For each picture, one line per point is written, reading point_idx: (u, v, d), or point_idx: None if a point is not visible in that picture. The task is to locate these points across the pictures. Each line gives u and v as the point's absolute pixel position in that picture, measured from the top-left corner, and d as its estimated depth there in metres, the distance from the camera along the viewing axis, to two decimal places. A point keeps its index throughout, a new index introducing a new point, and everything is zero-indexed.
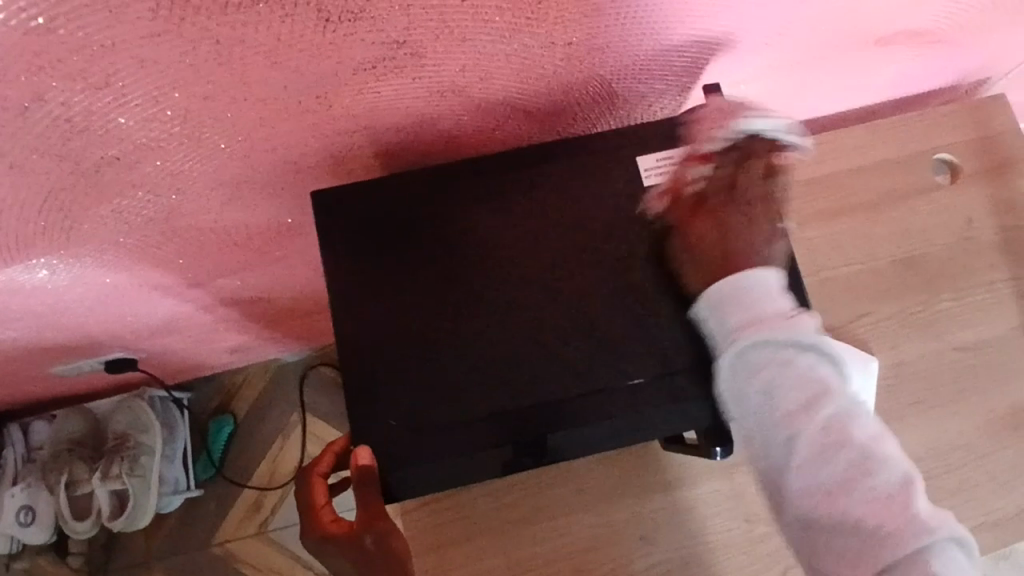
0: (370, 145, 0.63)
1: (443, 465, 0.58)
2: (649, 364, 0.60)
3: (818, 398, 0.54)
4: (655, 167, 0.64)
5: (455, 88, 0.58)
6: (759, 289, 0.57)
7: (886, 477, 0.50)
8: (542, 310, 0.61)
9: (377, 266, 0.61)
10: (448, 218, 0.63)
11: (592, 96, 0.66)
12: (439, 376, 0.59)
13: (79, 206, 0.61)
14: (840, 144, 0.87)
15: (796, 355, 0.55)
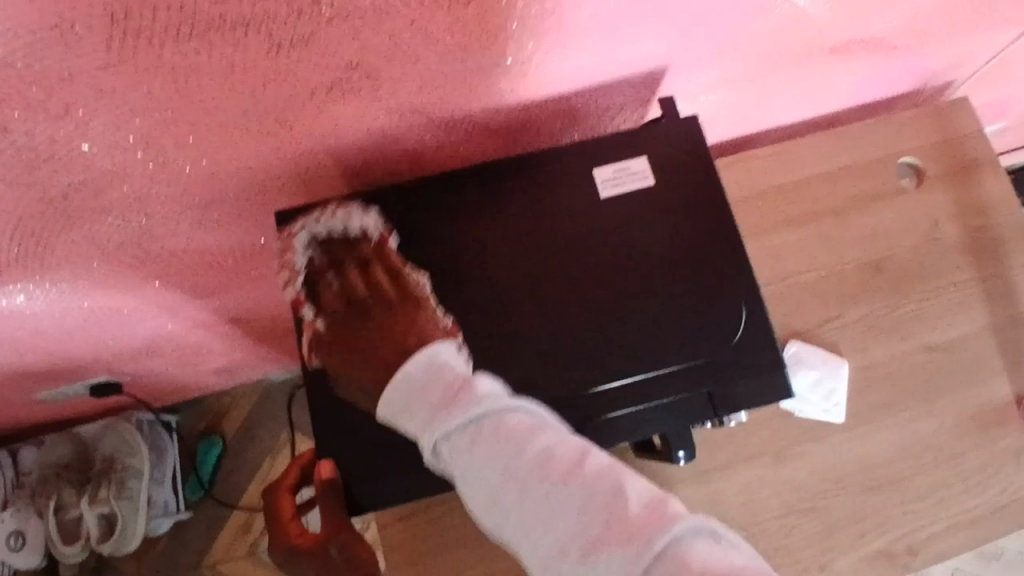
0: (335, 164, 0.65)
1: (411, 476, 0.59)
2: (613, 371, 0.60)
3: (532, 440, 0.45)
4: (612, 178, 0.64)
5: (413, 107, 0.60)
6: (427, 368, 0.51)
7: (605, 489, 0.42)
8: (504, 322, 0.62)
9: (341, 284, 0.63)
10: (413, 234, 0.64)
11: (551, 111, 0.67)
12: None
13: (50, 232, 0.63)
14: (806, 150, 0.88)
15: (478, 423, 0.46)
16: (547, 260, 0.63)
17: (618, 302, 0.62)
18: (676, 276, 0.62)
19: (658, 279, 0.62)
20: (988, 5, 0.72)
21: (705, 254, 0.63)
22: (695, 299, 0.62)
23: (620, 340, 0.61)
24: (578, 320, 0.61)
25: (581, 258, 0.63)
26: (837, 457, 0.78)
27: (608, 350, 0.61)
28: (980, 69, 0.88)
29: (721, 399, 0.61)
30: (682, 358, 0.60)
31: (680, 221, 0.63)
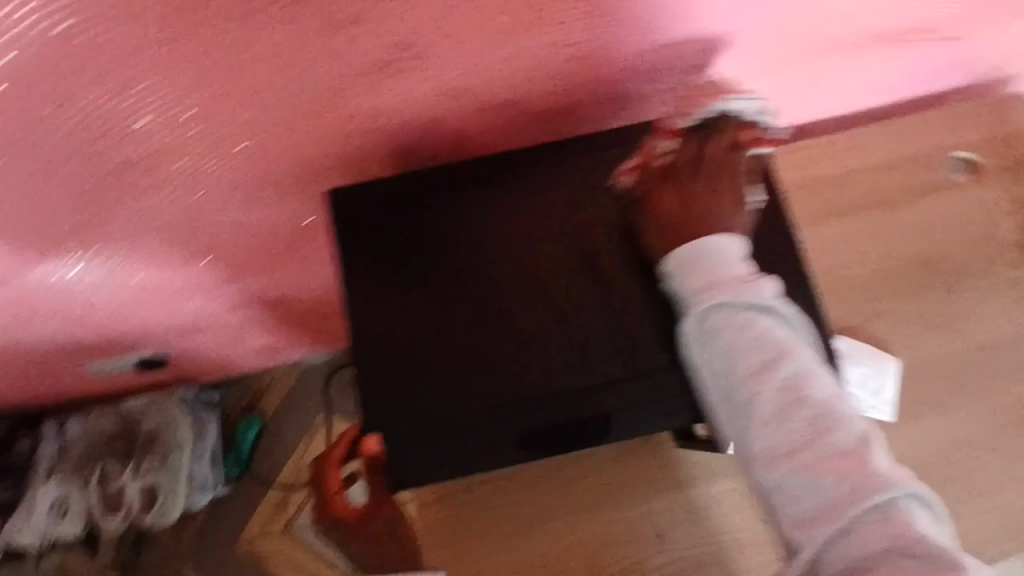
0: (382, 146, 0.65)
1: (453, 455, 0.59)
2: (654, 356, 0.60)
3: (779, 361, 0.52)
4: (659, 164, 0.63)
5: (461, 90, 0.60)
6: (718, 252, 0.57)
7: (846, 434, 0.49)
8: (548, 304, 0.62)
9: (386, 262, 0.63)
10: (456, 218, 0.65)
11: (598, 97, 0.67)
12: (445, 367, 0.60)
13: (106, 205, 0.65)
14: (855, 142, 0.87)
15: (754, 321, 0.54)
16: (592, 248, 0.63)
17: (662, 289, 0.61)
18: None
19: None
20: None
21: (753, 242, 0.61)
22: None
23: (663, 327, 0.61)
24: (620, 307, 0.61)
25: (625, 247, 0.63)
26: None
27: (649, 336, 0.61)
28: None
29: None
30: None
31: (728, 209, 0.62)
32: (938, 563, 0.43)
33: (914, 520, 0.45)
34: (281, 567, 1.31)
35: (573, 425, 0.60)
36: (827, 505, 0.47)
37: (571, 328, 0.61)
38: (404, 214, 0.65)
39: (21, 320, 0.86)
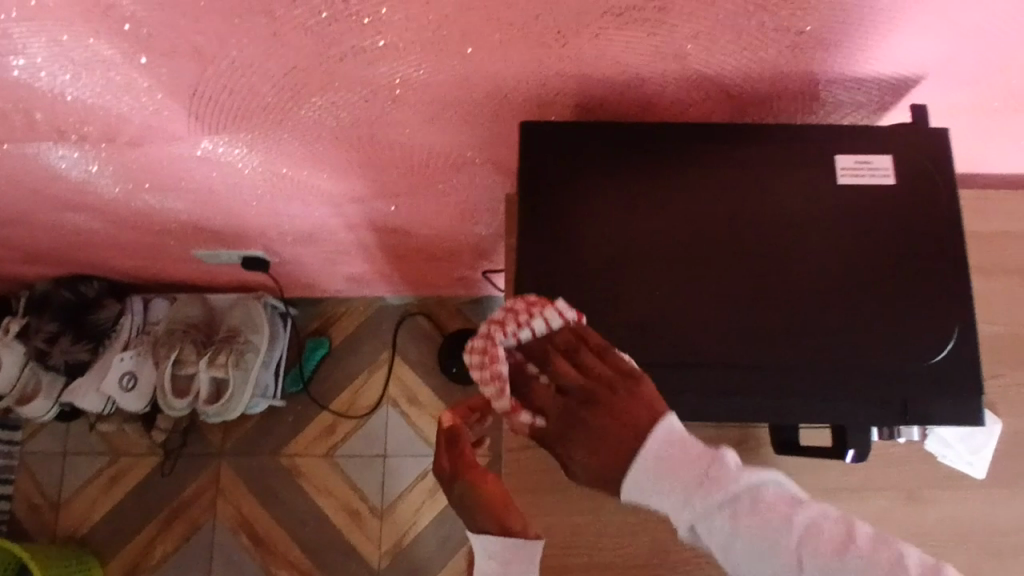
0: (576, 93, 0.67)
1: None
2: (801, 350, 0.61)
3: (807, 518, 0.44)
4: (852, 168, 0.64)
5: (679, 54, 0.61)
6: (658, 435, 0.48)
7: (832, 520, 0.44)
8: (705, 277, 0.63)
9: (558, 201, 0.65)
10: (631, 174, 0.65)
11: (795, 93, 0.68)
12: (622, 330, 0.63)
13: (307, 90, 0.68)
14: (1010, 205, 0.85)
15: (762, 492, 0.45)
16: (763, 236, 0.63)
17: (826, 291, 0.62)
18: (889, 278, 0.62)
19: (873, 279, 0.62)
20: None
21: (924, 267, 0.62)
22: (903, 308, 0.61)
23: (819, 326, 0.61)
24: (781, 298, 0.62)
25: (797, 242, 0.63)
26: (969, 513, 0.77)
27: (803, 331, 0.61)
28: None
29: (911, 411, 0.60)
30: (879, 359, 0.60)
31: (904, 230, 0.63)
32: None
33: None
34: (316, 488, 1.34)
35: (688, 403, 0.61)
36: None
37: (731, 306, 0.62)
38: (582, 160, 0.66)
39: (169, 186, 0.90)
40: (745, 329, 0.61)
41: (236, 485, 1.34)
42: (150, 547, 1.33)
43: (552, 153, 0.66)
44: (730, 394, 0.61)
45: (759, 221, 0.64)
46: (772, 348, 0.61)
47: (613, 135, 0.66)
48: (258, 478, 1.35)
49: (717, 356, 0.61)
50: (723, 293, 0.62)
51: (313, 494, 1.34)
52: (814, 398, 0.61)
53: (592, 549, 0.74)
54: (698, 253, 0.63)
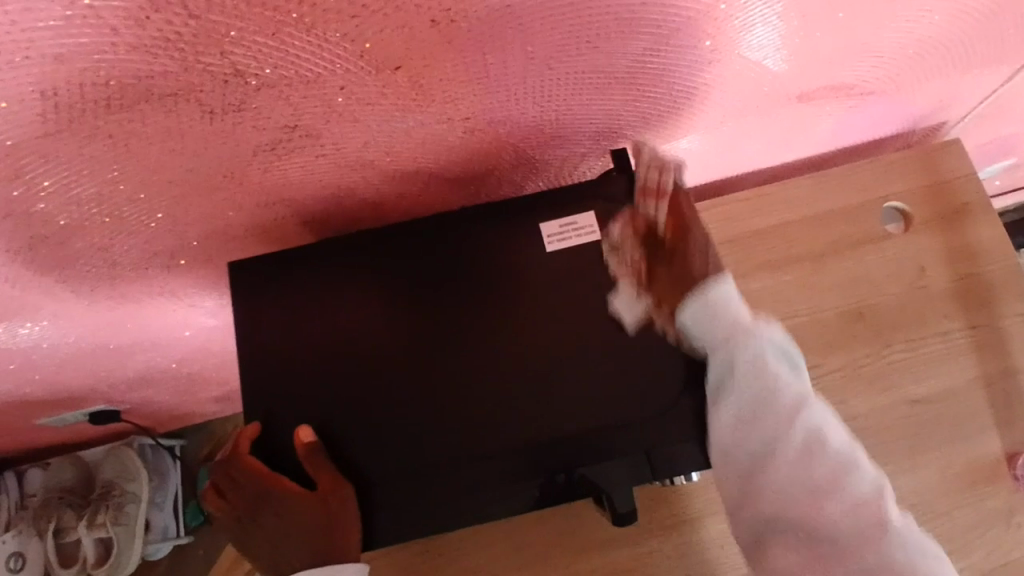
0: (295, 216, 0.66)
1: (390, 515, 0.59)
2: (550, 417, 0.61)
3: (800, 401, 0.58)
4: (559, 232, 0.65)
5: (365, 162, 0.60)
6: (726, 299, 0.61)
7: (851, 470, 0.56)
8: (450, 362, 0.62)
9: (285, 330, 0.62)
10: (362, 280, 0.64)
11: (512, 162, 0.68)
12: (377, 427, 0.60)
13: (23, 280, 0.65)
14: (785, 196, 0.87)
15: (769, 359, 0.59)
16: (499, 312, 0.64)
17: (564, 353, 0.62)
18: (620, 328, 0.63)
19: (605, 336, 0.62)
20: (955, 46, 0.71)
21: (650, 311, 0.63)
22: (639, 355, 0.62)
23: (562, 387, 0.61)
24: (525, 368, 0.62)
25: (528, 312, 0.63)
26: None
27: (552, 396, 0.61)
28: (973, 110, 0.87)
29: (657, 461, 0.60)
30: (623, 411, 0.61)
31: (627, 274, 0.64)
32: (913, 527, 0.54)
33: (927, 554, 0.53)
34: None
35: (447, 501, 0.59)
36: (844, 533, 0.54)
37: (480, 383, 0.62)
38: (308, 281, 0.64)
39: None
40: (494, 412, 0.61)
41: None
42: None
43: (274, 283, 0.64)
44: (492, 484, 0.59)
45: (494, 301, 0.64)
46: (526, 427, 0.60)
47: (335, 250, 0.65)
48: None
49: (472, 448, 0.60)
50: (472, 374, 0.62)
51: None
52: (576, 468, 0.60)
53: None
54: (437, 346, 0.63)
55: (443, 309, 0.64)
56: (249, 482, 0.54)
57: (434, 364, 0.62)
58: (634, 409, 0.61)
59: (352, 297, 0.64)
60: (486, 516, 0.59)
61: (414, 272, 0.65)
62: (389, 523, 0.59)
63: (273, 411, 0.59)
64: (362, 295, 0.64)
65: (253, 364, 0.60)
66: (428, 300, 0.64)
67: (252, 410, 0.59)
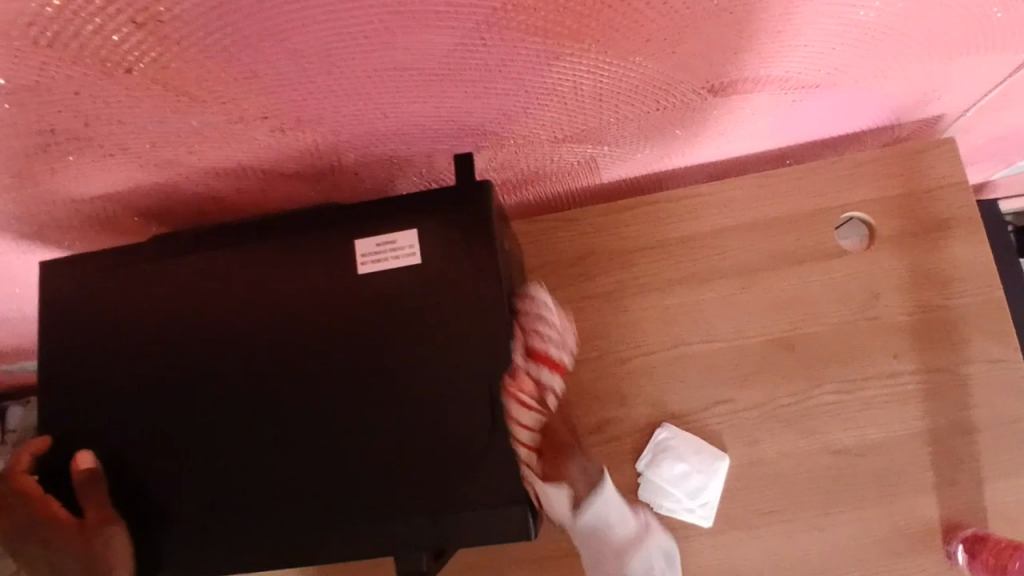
0: (128, 208, 0.62)
1: (159, 549, 0.55)
2: (339, 462, 0.54)
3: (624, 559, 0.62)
4: (374, 252, 0.56)
5: (168, 160, 0.54)
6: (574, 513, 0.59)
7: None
8: (246, 387, 0.56)
9: (88, 337, 0.58)
10: (171, 284, 0.58)
11: (359, 160, 0.60)
12: (163, 450, 0.56)
13: None
14: (725, 196, 0.74)
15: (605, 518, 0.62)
16: (304, 334, 0.56)
17: (365, 390, 0.55)
18: (434, 368, 0.54)
19: (416, 373, 0.54)
20: (920, 37, 0.55)
21: (468, 351, 0.54)
22: (447, 401, 0.54)
23: (355, 430, 0.55)
24: (322, 403, 0.55)
25: (335, 337, 0.56)
26: (697, 564, 0.68)
27: (344, 439, 0.55)
28: (974, 105, 0.70)
29: (443, 526, 0.53)
30: (417, 463, 0.53)
31: (452, 303, 0.54)
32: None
33: None
34: None
35: (220, 540, 0.55)
36: None
37: (273, 413, 0.56)
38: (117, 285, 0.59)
39: None
40: (287, 447, 0.55)
41: None
42: None
43: (84, 283, 0.59)
44: (277, 524, 0.54)
45: (301, 320, 0.56)
46: (319, 467, 0.55)
47: (148, 251, 0.59)
48: None
49: (262, 482, 0.55)
50: (266, 403, 0.56)
51: None
52: (359, 522, 0.53)
53: None
54: (239, 366, 0.57)
55: (251, 330, 0.57)
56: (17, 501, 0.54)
57: (229, 387, 0.56)
58: (429, 463, 0.53)
59: (159, 308, 0.58)
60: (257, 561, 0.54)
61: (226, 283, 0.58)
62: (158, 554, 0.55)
63: (69, 422, 0.57)
64: (171, 305, 0.58)
65: (53, 372, 0.58)
66: (236, 314, 0.57)
67: (46, 422, 0.57)
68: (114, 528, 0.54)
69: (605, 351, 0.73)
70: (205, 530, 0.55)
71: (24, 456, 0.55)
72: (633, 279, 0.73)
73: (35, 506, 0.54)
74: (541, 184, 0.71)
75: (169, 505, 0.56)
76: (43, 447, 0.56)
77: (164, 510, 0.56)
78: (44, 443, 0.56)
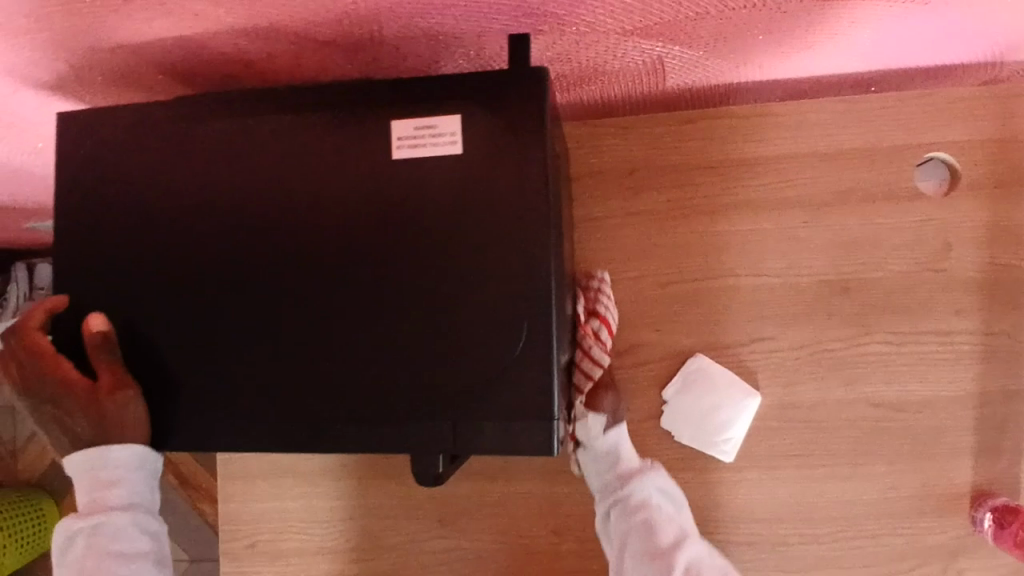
0: (152, 62, 0.58)
1: (163, 424, 0.52)
2: (357, 356, 0.51)
3: (668, 548, 0.62)
4: (411, 137, 0.51)
5: (194, 10, 0.50)
6: (623, 516, 0.63)
7: None
8: (265, 267, 0.52)
9: (102, 195, 0.55)
10: (191, 149, 0.54)
11: (402, 32, 0.54)
12: (170, 324, 0.53)
13: None
14: (797, 119, 0.67)
15: (647, 522, 0.62)
16: (331, 216, 0.52)
17: (391, 283, 0.51)
18: (466, 268, 0.50)
19: (446, 272, 0.50)
20: None
21: (508, 255, 0.49)
22: (479, 305, 0.49)
23: (377, 324, 0.51)
24: (344, 292, 0.51)
25: (363, 223, 0.51)
26: (711, 498, 0.67)
27: (364, 333, 0.51)
28: None
29: (463, 435, 0.50)
30: (440, 368, 0.50)
31: (493, 200, 0.49)
32: None
33: None
34: None
35: (225, 424, 0.52)
36: None
37: (291, 298, 0.52)
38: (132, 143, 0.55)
39: None
40: (305, 335, 0.52)
41: None
42: None
43: (98, 138, 0.55)
44: (291, 414, 0.51)
45: (331, 204, 0.52)
46: (335, 361, 0.51)
47: (165, 110, 0.55)
48: None
49: (273, 370, 0.52)
50: (284, 286, 0.52)
51: None
52: (374, 421, 0.51)
53: (294, 535, 0.72)
54: (261, 246, 0.53)
55: (276, 206, 0.53)
56: (31, 360, 0.52)
57: (247, 265, 0.53)
58: (454, 368, 0.50)
59: (178, 172, 0.54)
60: (265, 448, 0.52)
61: (251, 155, 0.53)
62: (162, 429, 0.53)
63: (81, 284, 0.54)
64: (190, 170, 0.54)
65: (65, 229, 0.55)
66: (257, 187, 0.53)
67: (58, 280, 0.54)
68: (127, 394, 0.51)
69: (644, 273, 0.68)
70: (210, 413, 0.52)
71: (39, 313, 0.52)
72: (683, 200, 0.68)
73: (47, 366, 0.51)
74: (598, 82, 0.64)
75: (175, 382, 0.52)
76: (58, 306, 0.53)
77: (169, 388, 0.52)
78: (60, 303, 0.53)
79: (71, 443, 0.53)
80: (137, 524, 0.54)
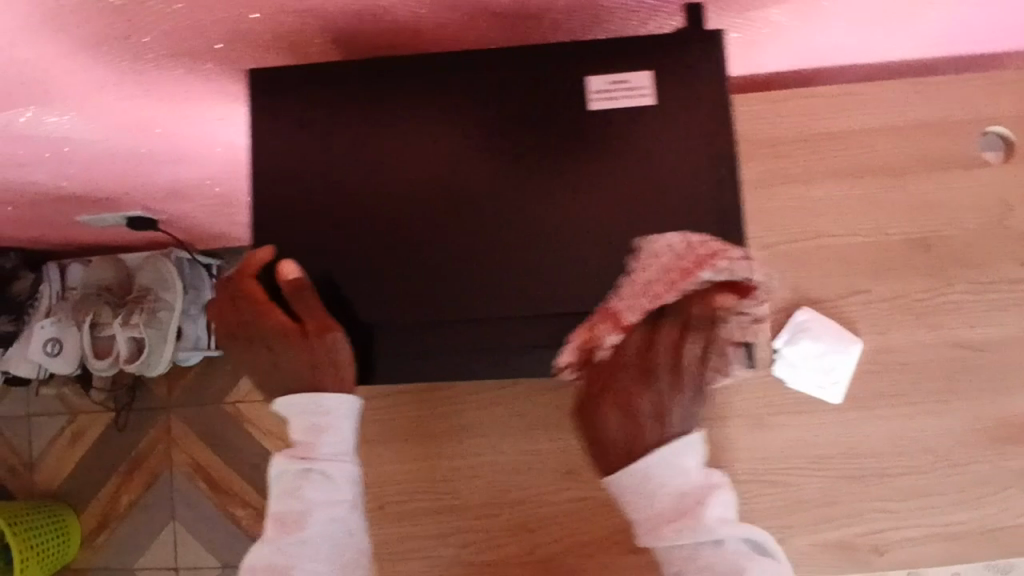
0: (325, 30, 0.62)
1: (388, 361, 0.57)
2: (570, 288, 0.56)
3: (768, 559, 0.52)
4: (605, 89, 0.56)
5: None
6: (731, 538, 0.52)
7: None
8: (474, 210, 0.57)
9: (305, 153, 0.59)
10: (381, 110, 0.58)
11: (570, 4, 0.60)
12: (387, 267, 0.57)
13: (51, 60, 0.63)
14: (878, 97, 0.76)
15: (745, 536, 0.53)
16: (536, 162, 0.57)
17: (600, 220, 0.56)
18: (668, 206, 0.56)
19: (648, 211, 0.56)
20: None
21: (705, 195, 0.56)
22: (683, 238, 0.56)
23: (588, 257, 0.56)
24: (552, 231, 0.56)
25: (569, 169, 0.57)
26: (821, 438, 0.73)
27: (574, 266, 0.56)
28: None
29: None
30: None
31: (685, 148, 0.56)
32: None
33: None
34: (261, 432, 1.30)
35: (447, 356, 0.57)
36: None
37: (499, 238, 0.57)
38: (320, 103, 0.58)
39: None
40: (513, 274, 0.56)
41: (186, 435, 1.32)
42: (116, 495, 1.34)
43: (295, 99, 0.59)
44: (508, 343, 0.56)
45: (532, 155, 0.57)
46: (547, 292, 0.56)
47: (353, 71, 0.58)
48: (203, 427, 1.32)
49: (489, 303, 0.56)
50: (492, 227, 0.57)
51: (258, 439, 1.31)
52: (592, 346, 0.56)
53: (422, 496, 0.75)
54: (470, 194, 0.57)
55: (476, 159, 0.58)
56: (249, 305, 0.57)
57: (457, 210, 0.57)
58: None
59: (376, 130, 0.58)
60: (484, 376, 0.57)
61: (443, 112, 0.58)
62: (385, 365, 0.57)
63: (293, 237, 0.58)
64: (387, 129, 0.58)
65: (263, 186, 0.59)
66: (458, 139, 0.58)
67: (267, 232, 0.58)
68: (334, 337, 0.56)
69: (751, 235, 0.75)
70: (432, 346, 0.57)
71: (250, 264, 0.57)
72: (781, 169, 0.76)
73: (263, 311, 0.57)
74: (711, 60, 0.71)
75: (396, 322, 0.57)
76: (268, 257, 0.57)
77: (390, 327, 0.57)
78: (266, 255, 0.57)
79: (278, 384, 0.59)
80: (342, 473, 0.57)
